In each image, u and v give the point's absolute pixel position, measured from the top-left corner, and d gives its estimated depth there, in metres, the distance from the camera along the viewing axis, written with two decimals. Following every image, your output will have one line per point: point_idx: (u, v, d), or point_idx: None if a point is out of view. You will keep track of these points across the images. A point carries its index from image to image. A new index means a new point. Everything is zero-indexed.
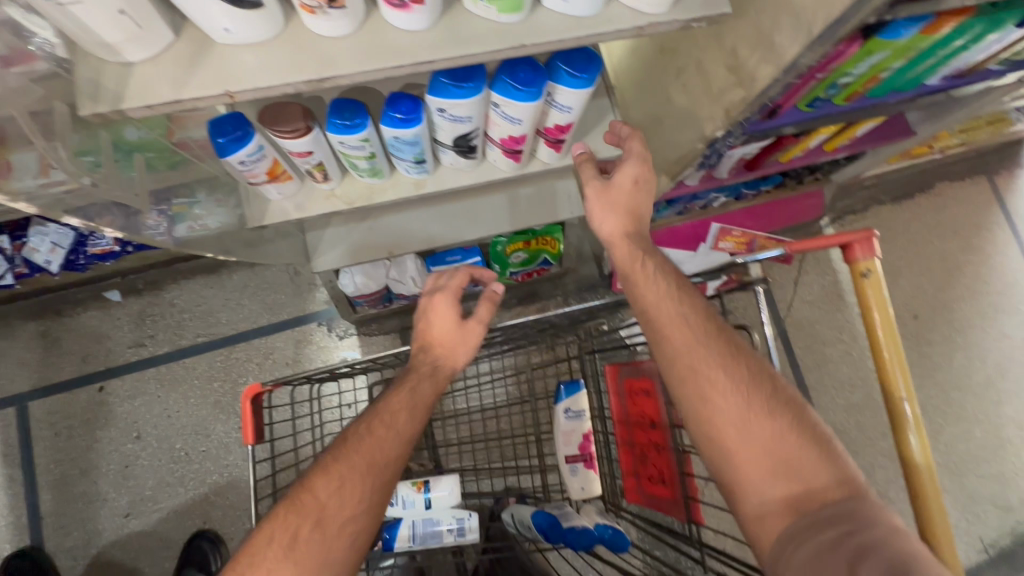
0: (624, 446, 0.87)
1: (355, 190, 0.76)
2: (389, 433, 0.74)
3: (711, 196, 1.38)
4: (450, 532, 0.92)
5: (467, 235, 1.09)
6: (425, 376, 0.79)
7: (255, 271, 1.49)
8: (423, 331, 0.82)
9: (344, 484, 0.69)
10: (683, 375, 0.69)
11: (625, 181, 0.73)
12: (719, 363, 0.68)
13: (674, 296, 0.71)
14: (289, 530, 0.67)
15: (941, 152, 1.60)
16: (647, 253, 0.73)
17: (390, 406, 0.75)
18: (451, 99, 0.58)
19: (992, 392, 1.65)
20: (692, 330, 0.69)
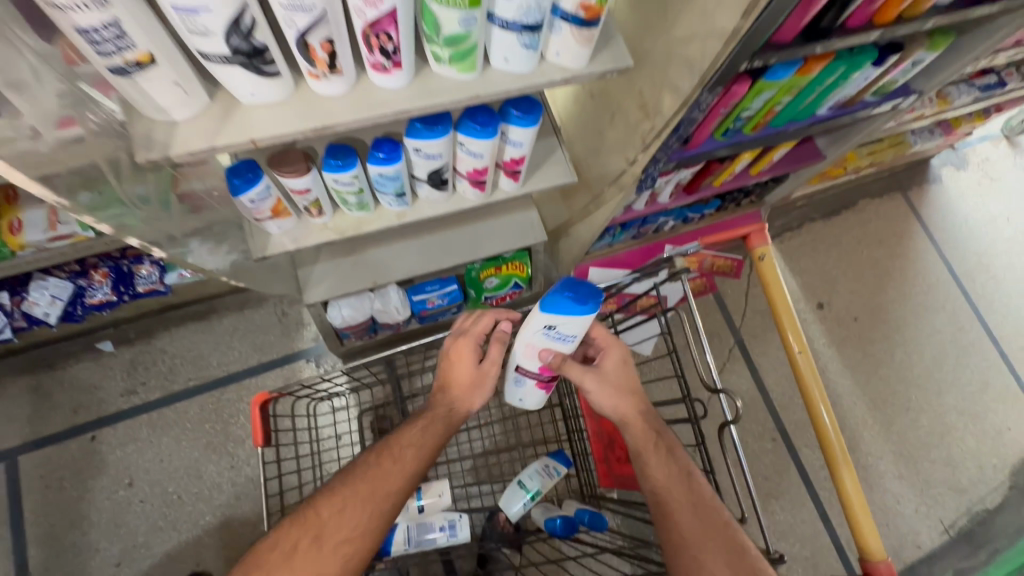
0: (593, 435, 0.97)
1: (346, 222, 0.89)
2: (398, 465, 0.84)
3: (660, 220, 1.56)
4: (443, 531, 1.01)
5: (444, 263, 1.22)
6: (440, 414, 0.89)
7: (245, 314, 1.57)
8: (443, 374, 0.92)
9: (346, 506, 0.80)
10: (686, 553, 0.77)
11: (612, 363, 0.90)
12: (719, 542, 0.77)
13: (683, 477, 0.83)
14: (292, 539, 0.78)
15: (855, 172, 1.83)
16: (659, 432, 0.86)
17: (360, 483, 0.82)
18: (424, 140, 0.72)
19: (931, 382, 1.81)
20: (699, 518, 0.79)
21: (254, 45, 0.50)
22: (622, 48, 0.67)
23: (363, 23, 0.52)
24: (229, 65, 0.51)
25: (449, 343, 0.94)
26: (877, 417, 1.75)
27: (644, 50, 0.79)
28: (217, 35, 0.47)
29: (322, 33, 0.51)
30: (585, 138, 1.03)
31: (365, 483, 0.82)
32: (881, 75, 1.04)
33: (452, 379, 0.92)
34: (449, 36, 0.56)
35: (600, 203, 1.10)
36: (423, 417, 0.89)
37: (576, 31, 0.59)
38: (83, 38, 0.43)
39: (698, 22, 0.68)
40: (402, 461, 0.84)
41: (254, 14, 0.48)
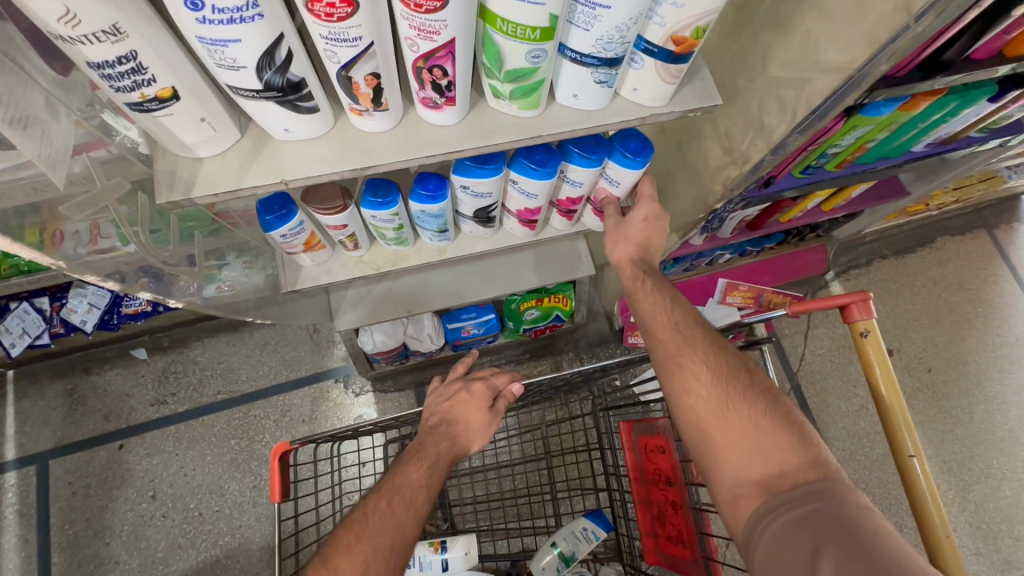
0: (640, 504, 0.87)
1: (382, 257, 0.82)
2: (413, 510, 0.75)
3: (716, 253, 1.44)
4: None
5: (482, 294, 1.14)
6: (441, 455, 0.82)
7: (276, 328, 1.54)
8: (447, 410, 0.88)
9: (369, 568, 0.69)
10: (669, 368, 0.71)
11: (637, 218, 0.77)
12: (700, 355, 0.71)
13: (669, 300, 0.75)
14: None
15: (937, 208, 1.66)
16: (646, 271, 0.77)
17: (373, 527, 0.72)
18: (474, 178, 0.65)
19: (1017, 447, 1.61)
20: (679, 330, 0.73)
21: (289, 79, 0.43)
22: (709, 83, 0.58)
23: (415, 55, 0.45)
24: (260, 100, 0.44)
25: (456, 386, 0.92)
26: (951, 483, 1.56)
27: (731, 81, 0.69)
28: (248, 69, 0.41)
29: (368, 66, 0.44)
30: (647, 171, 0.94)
31: (382, 538, 0.71)
32: (995, 110, 0.90)
33: (457, 418, 0.88)
34: (513, 70, 0.48)
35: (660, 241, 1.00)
36: (424, 459, 0.81)
37: (662, 65, 0.51)
38: (94, 70, 0.38)
39: (803, 56, 0.59)
40: (414, 507, 0.75)
41: (290, 44, 0.41)
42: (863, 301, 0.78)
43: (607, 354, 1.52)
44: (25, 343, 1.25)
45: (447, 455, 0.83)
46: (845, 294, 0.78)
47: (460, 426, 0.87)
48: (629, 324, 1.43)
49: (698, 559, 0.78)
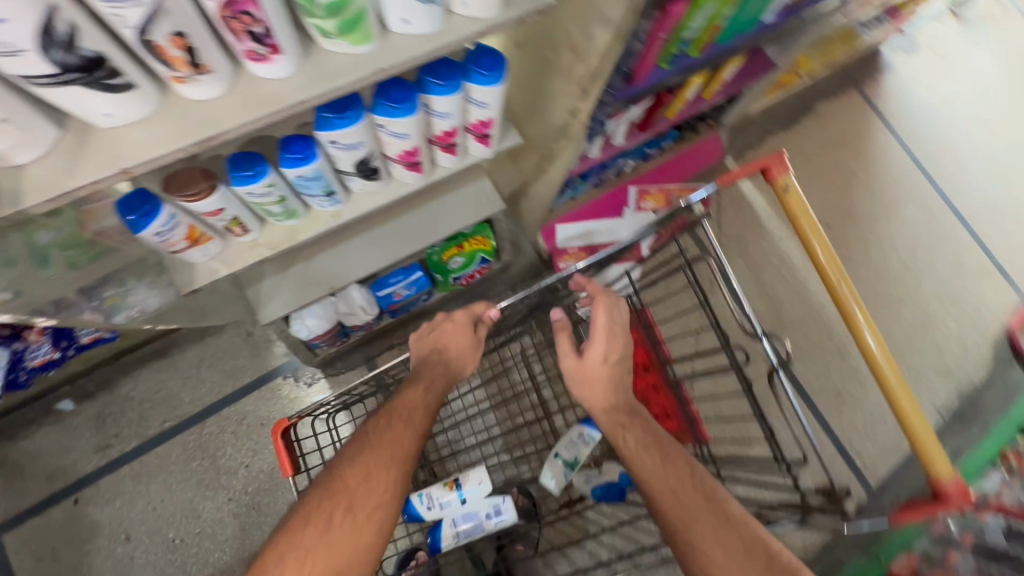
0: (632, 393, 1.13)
1: (277, 235, 0.80)
2: (408, 426, 0.89)
3: (618, 162, 1.50)
4: (489, 518, 1.01)
5: (400, 253, 1.14)
6: (436, 376, 0.96)
7: (207, 342, 1.49)
8: (436, 341, 1.00)
9: (371, 473, 0.83)
10: (678, 545, 0.75)
11: (594, 356, 0.91)
12: (701, 523, 0.74)
13: (661, 462, 0.81)
14: (325, 513, 0.80)
15: (808, 75, 1.77)
16: (624, 424, 0.87)
17: (379, 442, 0.87)
18: (337, 130, 0.63)
19: (909, 274, 1.82)
20: (673, 481, 0.79)
21: (84, 55, 0.41)
22: None
23: (216, 5, 0.43)
24: (61, 85, 0.41)
25: (439, 319, 1.03)
26: None
27: None
28: (30, 52, 0.38)
29: (167, 26, 0.42)
30: (522, 94, 0.95)
31: (383, 451, 0.86)
32: None
33: (446, 345, 1.00)
34: (328, 3, 0.46)
35: (554, 160, 1.03)
36: (422, 379, 0.95)
37: None
38: None
39: None
40: (412, 425, 0.90)
41: (68, 16, 0.38)
42: (779, 160, 0.84)
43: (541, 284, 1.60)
44: None
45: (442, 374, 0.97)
46: (763, 158, 0.84)
47: (451, 351, 1.00)
48: (555, 251, 1.53)
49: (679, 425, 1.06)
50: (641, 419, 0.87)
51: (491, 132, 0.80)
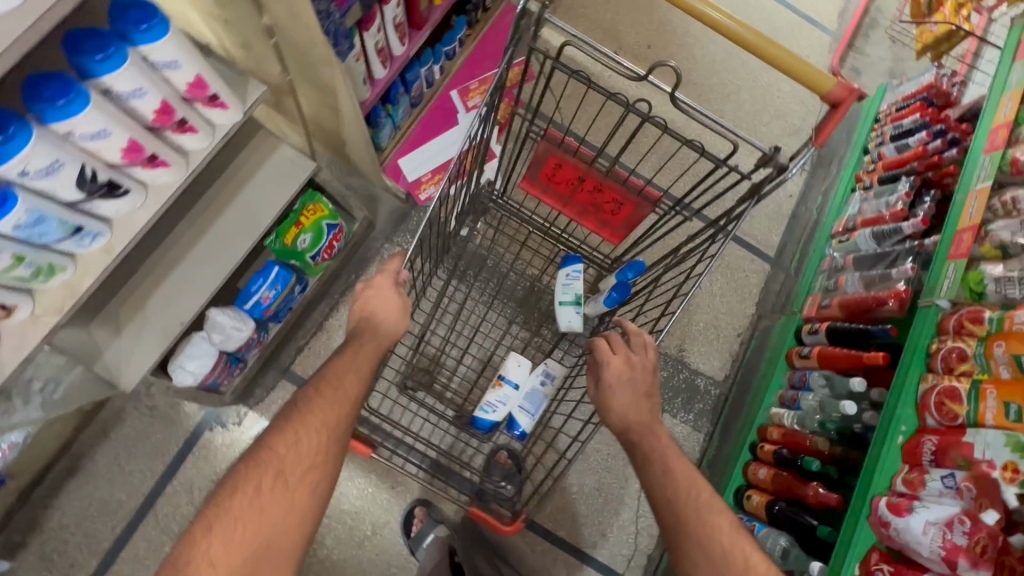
0: (582, 203, 1.25)
1: (56, 299, 0.79)
2: (340, 392, 0.92)
3: (421, 72, 1.44)
4: (544, 383, 1.33)
5: (235, 255, 1.08)
6: (369, 347, 0.98)
7: (114, 436, 1.40)
8: (362, 308, 1.03)
9: (301, 439, 0.86)
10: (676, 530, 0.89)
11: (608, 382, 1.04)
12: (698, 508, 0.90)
13: (666, 473, 0.94)
14: (254, 480, 0.82)
15: None
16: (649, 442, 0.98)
17: (311, 411, 0.88)
18: (17, 153, 0.60)
19: (733, 60, 1.90)
20: (685, 480, 0.93)
21: None
22: None
23: None
24: None
25: (362, 288, 1.06)
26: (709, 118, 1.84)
27: None
28: None
29: None
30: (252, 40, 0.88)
31: (318, 414, 0.88)
32: None
33: (373, 311, 1.02)
34: None
35: (329, 91, 0.99)
36: (354, 347, 0.98)
37: None
38: None
39: None
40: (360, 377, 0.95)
41: None
42: None
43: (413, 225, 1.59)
44: None
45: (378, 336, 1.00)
46: None
47: (378, 315, 1.02)
48: (411, 185, 1.57)
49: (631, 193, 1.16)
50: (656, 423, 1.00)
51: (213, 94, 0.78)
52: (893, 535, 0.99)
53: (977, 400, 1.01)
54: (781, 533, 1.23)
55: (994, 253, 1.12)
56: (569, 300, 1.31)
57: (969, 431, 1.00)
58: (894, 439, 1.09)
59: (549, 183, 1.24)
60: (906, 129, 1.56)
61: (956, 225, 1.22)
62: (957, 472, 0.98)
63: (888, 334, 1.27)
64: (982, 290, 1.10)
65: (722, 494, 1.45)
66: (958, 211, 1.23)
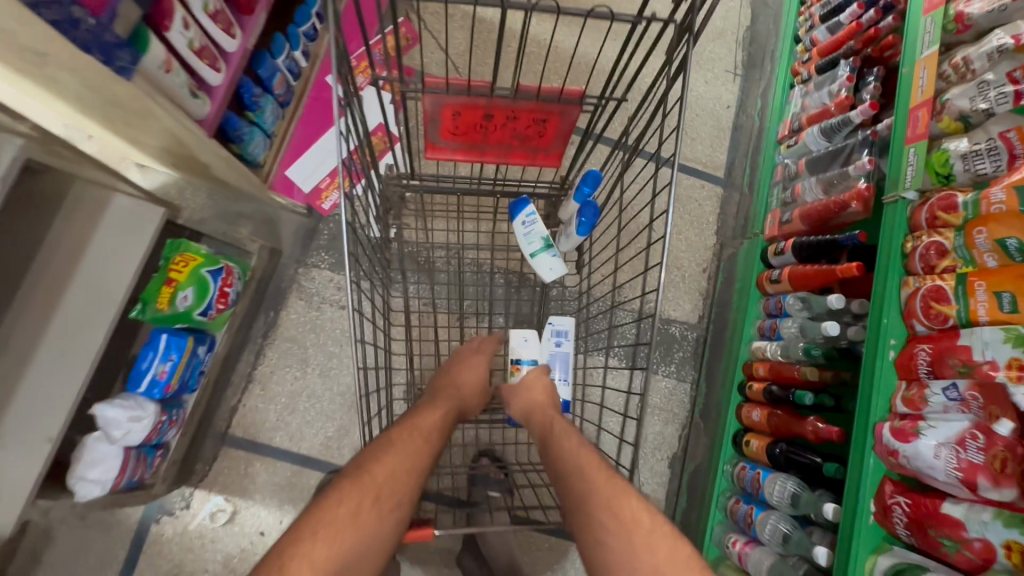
0: (502, 147, 0.93)
1: None
2: (427, 445, 0.86)
3: (279, 63, 1.20)
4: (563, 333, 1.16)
5: (95, 344, 0.90)
6: (452, 398, 0.97)
7: (49, 561, 1.23)
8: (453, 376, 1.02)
9: (396, 472, 0.81)
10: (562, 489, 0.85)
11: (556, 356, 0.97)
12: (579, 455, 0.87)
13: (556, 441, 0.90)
14: (349, 505, 0.77)
15: None
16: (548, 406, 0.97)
17: (406, 436, 0.85)
18: None
19: None
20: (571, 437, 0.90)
21: None
22: None
23: None
24: None
25: (462, 357, 1.06)
26: None
27: None
28: None
29: None
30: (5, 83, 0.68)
31: (416, 436, 0.86)
32: None
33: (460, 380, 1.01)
34: None
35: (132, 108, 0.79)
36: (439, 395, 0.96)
37: None
38: None
39: None
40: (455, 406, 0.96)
41: None
42: None
43: (324, 239, 1.40)
44: None
45: (448, 379, 1.01)
46: None
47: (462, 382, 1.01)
48: (309, 197, 1.37)
49: (552, 105, 0.84)
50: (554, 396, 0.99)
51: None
52: (903, 462, 0.91)
53: (967, 297, 0.90)
54: (787, 477, 1.14)
55: (954, 127, 1.00)
56: (538, 248, 1.11)
57: (963, 333, 0.90)
58: (885, 356, 0.99)
59: (455, 140, 0.92)
60: (836, 5, 1.40)
61: (908, 104, 1.08)
62: (960, 381, 0.89)
63: (856, 240, 1.15)
64: (948, 171, 0.97)
65: (721, 444, 1.36)
66: (907, 86, 1.09)
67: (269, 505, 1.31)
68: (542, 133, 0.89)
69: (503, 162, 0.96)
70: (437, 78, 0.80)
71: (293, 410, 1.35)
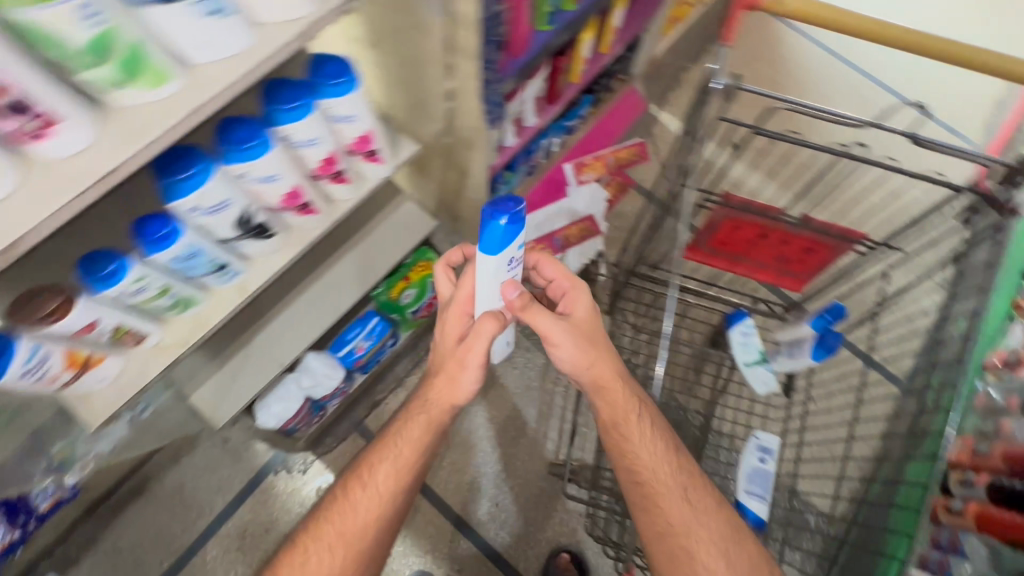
0: (757, 265, 0.94)
1: (180, 331, 0.71)
2: (376, 497, 0.89)
3: (541, 141, 1.44)
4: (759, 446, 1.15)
5: (344, 305, 1.07)
6: (426, 424, 0.90)
7: (185, 464, 1.38)
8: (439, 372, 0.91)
9: (333, 545, 0.87)
10: (654, 521, 0.87)
11: (583, 313, 0.87)
12: (676, 475, 0.89)
13: (662, 461, 0.88)
14: (296, 560, 0.86)
15: (701, 5, 1.74)
16: (628, 415, 0.89)
17: (348, 507, 0.89)
18: (190, 194, 0.56)
19: None
20: (661, 452, 0.89)
21: None
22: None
23: None
24: None
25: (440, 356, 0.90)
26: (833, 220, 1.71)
27: None
28: None
29: None
30: (417, 98, 0.91)
31: (418, 426, 0.91)
32: None
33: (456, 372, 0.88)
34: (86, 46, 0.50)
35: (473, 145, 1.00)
36: (406, 428, 0.91)
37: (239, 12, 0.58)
38: None
39: None
40: (454, 377, 0.88)
41: None
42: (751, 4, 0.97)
43: None
44: None
45: (429, 410, 0.90)
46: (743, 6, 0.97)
47: (438, 390, 0.90)
48: None
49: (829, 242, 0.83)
50: (645, 402, 0.91)
51: (375, 148, 0.73)
52: None
53: None
54: None
55: None
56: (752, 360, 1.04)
57: None
58: None
59: (718, 249, 0.93)
60: None
61: None
62: None
63: None
64: None
65: None
66: None
67: None
68: (805, 260, 0.89)
69: (747, 276, 0.96)
70: (737, 196, 0.82)
71: None
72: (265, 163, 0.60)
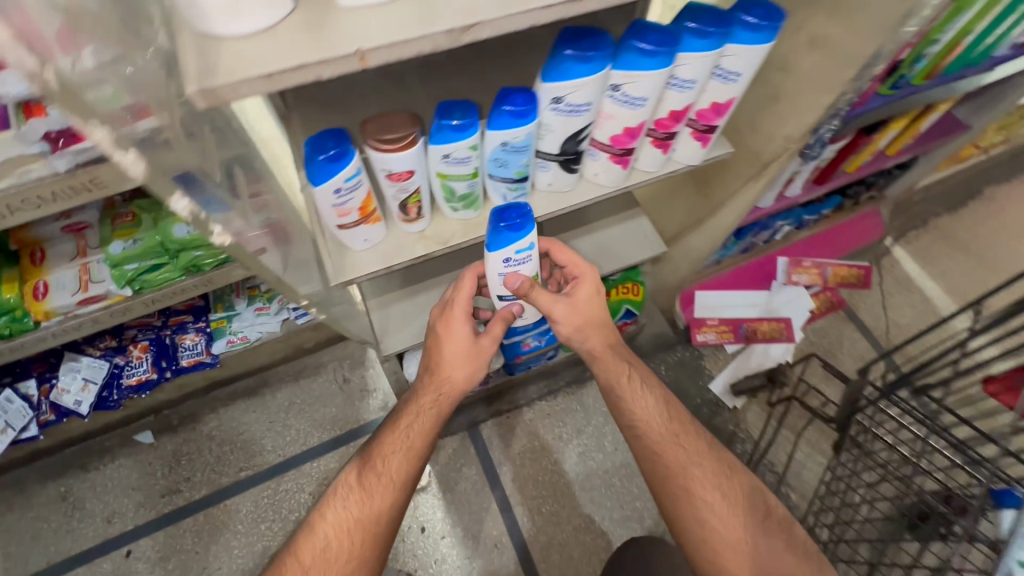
0: None
1: (447, 228, 0.67)
2: (383, 480, 0.76)
3: (777, 224, 1.31)
4: None
5: None
6: (431, 405, 0.80)
7: (302, 385, 1.35)
8: (433, 358, 0.83)
9: (344, 533, 0.72)
10: (684, 509, 0.73)
11: (585, 293, 0.83)
12: (708, 475, 0.75)
13: (679, 442, 0.77)
14: (305, 555, 0.71)
15: (987, 152, 1.55)
16: (629, 367, 0.82)
17: (357, 492, 0.76)
18: (573, 78, 0.51)
19: None
20: (690, 440, 0.78)
21: None
22: None
23: None
24: None
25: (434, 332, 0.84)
26: None
27: None
28: None
29: None
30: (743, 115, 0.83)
31: (425, 419, 0.80)
32: None
33: (440, 359, 0.82)
34: None
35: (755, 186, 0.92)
36: (409, 411, 0.81)
37: None
38: None
39: None
40: (469, 362, 0.82)
41: None
42: None
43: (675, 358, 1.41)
44: (7, 438, 1.05)
45: (428, 391, 0.82)
46: None
47: (446, 366, 0.82)
48: (693, 320, 1.41)
49: None
50: (638, 362, 0.84)
51: (716, 126, 0.65)
52: None
53: None
54: None
55: None
56: None
57: None
58: None
59: None
60: None
61: None
62: None
63: None
64: None
65: None
66: None
67: (448, 514, 1.23)
68: None
69: None
70: None
71: (533, 459, 1.30)
72: (648, 84, 0.54)
